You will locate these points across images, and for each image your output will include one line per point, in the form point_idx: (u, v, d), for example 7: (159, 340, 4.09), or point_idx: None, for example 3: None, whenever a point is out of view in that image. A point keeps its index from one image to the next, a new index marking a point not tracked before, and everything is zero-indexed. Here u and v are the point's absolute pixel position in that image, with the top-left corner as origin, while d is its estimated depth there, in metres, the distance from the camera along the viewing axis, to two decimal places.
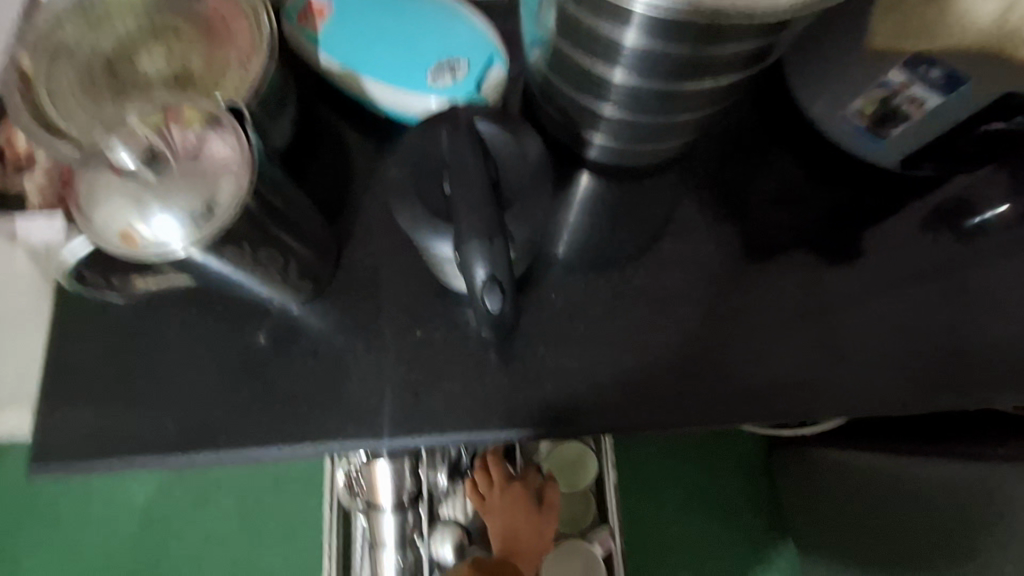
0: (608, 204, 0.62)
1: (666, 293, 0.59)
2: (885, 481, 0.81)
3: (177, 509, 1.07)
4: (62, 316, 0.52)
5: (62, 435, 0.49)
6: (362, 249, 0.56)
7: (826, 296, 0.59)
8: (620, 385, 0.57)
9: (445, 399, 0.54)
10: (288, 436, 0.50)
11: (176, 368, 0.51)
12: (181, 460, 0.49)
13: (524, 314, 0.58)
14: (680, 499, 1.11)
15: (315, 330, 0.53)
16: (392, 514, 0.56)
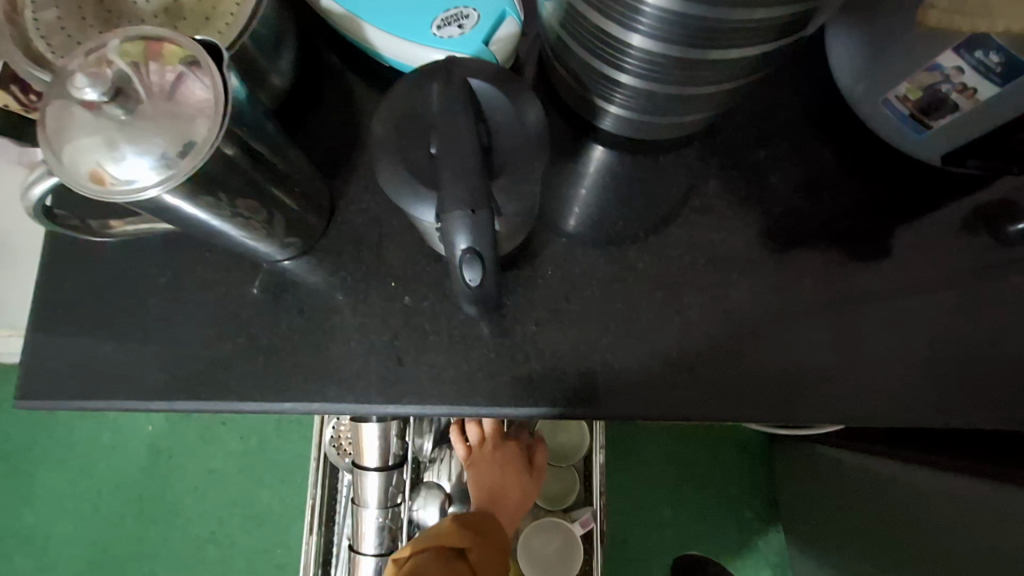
0: (619, 179, 0.59)
1: (674, 278, 0.56)
2: (903, 487, 0.83)
3: (182, 443, 1.34)
4: (60, 258, 0.54)
5: (61, 373, 0.52)
6: (356, 207, 0.55)
7: (844, 294, 0.56)
8: (615, 371, 0.53)
9: (428, 369, 0.53)
10: (273, 389, 0.52)
11: (169, 314, 0.53)
12: (171, 403, 0.52)
13: (517, 287, 0.55)
14: (674, 479, 1.26)
15: (305, 286, 0.54)
16: (375, 472, 0.66)
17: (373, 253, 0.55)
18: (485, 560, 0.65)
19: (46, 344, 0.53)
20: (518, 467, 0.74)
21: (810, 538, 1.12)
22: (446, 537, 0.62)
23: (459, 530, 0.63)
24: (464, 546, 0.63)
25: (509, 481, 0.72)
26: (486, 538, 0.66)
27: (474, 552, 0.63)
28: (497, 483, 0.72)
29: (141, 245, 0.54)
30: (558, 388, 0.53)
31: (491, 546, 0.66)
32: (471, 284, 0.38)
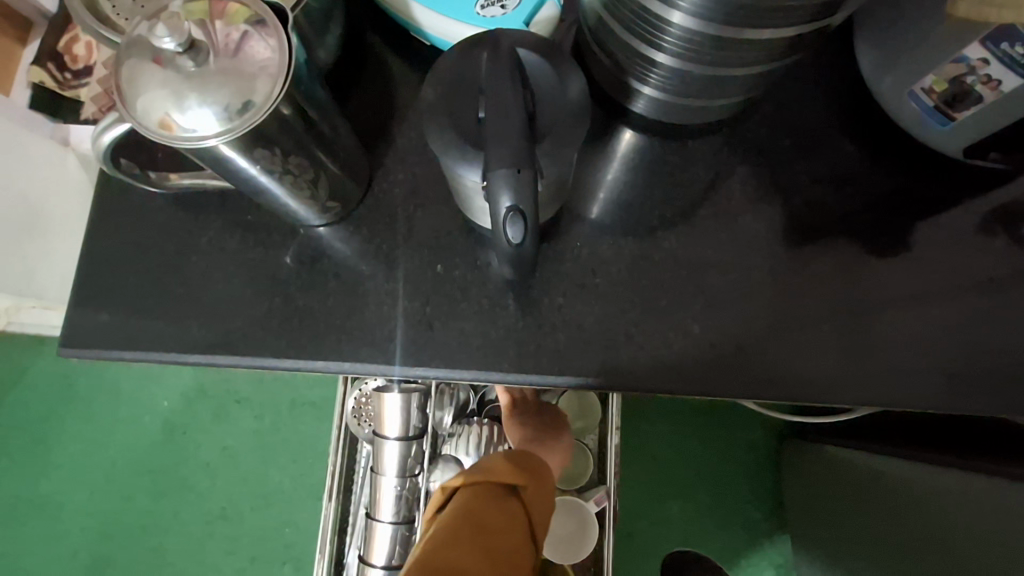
0: (647, 162, 0.61)
1: (697, 261, 0.58)
2: (918, 489, 0.84)
3: (197, 420, 1.36)
4: (106, 213, 0.56)
5: (102, 322, 0.54)
6: (393, 179, 0.58)
7: (862, 283, 0.58)
8: (637, 346, 0.55)
9: (456, 336, 0.54)
10: (306, 350, 0.54)
11: (208, 275, 0.55)
12: (207, 359, 0.54)
13: (544, 261, 0.57)
14: (682, 477, 1.27)
15: (340, 252, 0.56)
16: (396, 442, 0.68)
17: (406, 224, 0.57)
18: (538, 502, 0.66)
19: (88, 294, 0.55)
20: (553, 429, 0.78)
21: (815, 538, 1.12)
22: (500, 474, 0.64)
23: (512, 469, 0.65)
24: (517, 484, 0.64)
25: (546, 439, 0.76)
26: (538, 478, 0.67)
27: (527, 491, 0.64)
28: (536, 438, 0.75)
29: (183, 204, 0.57)
30: (581, 361, 0.54)
31: (543, 488, 0.66)
32: (513, 243, 0.40)
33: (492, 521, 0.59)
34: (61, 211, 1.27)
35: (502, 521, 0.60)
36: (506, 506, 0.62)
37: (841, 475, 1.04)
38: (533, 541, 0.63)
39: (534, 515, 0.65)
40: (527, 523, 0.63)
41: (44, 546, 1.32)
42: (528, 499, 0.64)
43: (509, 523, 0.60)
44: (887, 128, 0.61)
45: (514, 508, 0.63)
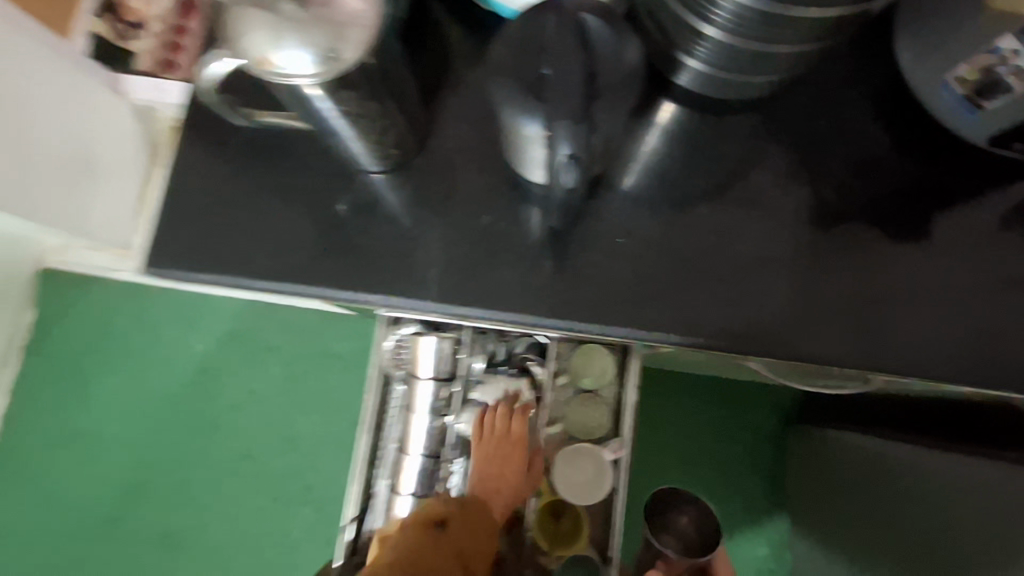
0: (687, 134, 0.64)
1: (727, 228, 0.62)
2: (921, 471, 0.87)
3: (230, 365, 1.43)
4: (184, 148, 0.61)
5: (180, 246, 0.59)
6: (447, 136, 0.62)
7: (881, 260, 0.62)
8: (664, 300, 0.60)
9: (498, 280, 0.59)
10: (362, 281, 0.59)
11: (275, 210, 0.60)
12: (272, 283, 0.59)
13: (584, 218, 0.61)
14: (687, 456, 1.33)
15: (396, 197, 0.61)
16: (430, 382, 0.73)
17: (458, 176, 0.61)
18: (468, 533, 0.69)
19: (165, 219, 0.60)
20: (512, 453, 0.74)
21: (814, 517, 1.17)
22: (423, 513, 0.69)
23: (436, 507, 0.69)
24: (440, 518, 0.68)
25: (500, 469, 0.73)
26: (467, 510, 0.70)
27: (451, 525, 0.68)
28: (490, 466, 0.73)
29: (255, 143, 0.62)
30: (612, 314, 0.59)
31: (473, 519, 0.70)
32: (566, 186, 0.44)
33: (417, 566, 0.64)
34: (112, 154, 1.36)
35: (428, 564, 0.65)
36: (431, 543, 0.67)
37: (847, 460, 1.06)
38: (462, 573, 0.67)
39: (464, 548, 0.68)
40: (456, 556, 0.67)
41: (83, 472, 1.40)
42: (455, 531, 0.68)
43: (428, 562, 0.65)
44: (918, 118, 0.64)
45: (439, 546, 0.66)
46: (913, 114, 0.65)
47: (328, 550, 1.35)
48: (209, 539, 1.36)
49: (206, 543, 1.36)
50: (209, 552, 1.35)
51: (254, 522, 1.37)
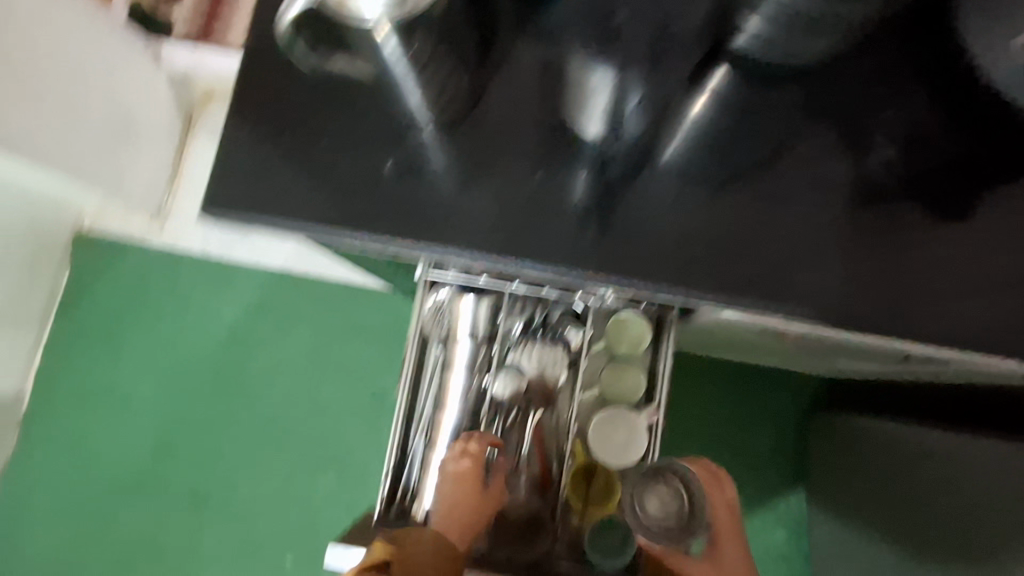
0: (733, 102, 0.65)
1: (768, 193, 0.64)
2: (942, 450, 0.89)
3: (258, 332, 1.46)
4: (245, 101, 0.64)
5: (238, 194, 0.62)
6: (500, 97, 0.65)
7: (917, 228, 0.64)
8: (704, 261, 0.62)
9: (545, 235, 0.61)
10: (415, 232, 0.61)
11: (333, 163, 0.63)
12: (329, 230, 0.61)
13: (627, 180, 0.63)
14: (704, 436, 1.35)
15: (450, 153, 0.63)
16: (469, 340, 0.77)
17: (509, 136, 0.64)
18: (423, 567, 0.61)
19: (226, 167, 0.62)
20: (467, 494, 0.74)
21: (834, 498, 1.19)
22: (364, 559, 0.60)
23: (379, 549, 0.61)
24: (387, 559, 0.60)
25: (454, 510, 0.73)
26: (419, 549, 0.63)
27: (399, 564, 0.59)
28: (446, 511, 0.73)
29: (312, 99, 0.64)
30: (656, 271, 0.61)
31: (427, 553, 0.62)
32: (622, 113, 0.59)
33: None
34: (148, 119, 1.39)
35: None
36: None
37: (869, 442, 1.07)
38: None
39: None
40: None
41: (114, 431, 1.43)
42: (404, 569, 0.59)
43: None
44: (957, 95, 0.67)
45: None
46: (953, 91, 0.67)
47: (349, 516, 1.38)
48: (236, 499, 1.40)
49: (233, 503, 1.40)
50: (236, 512, 1.39)
51: (279, 485, 1.40)
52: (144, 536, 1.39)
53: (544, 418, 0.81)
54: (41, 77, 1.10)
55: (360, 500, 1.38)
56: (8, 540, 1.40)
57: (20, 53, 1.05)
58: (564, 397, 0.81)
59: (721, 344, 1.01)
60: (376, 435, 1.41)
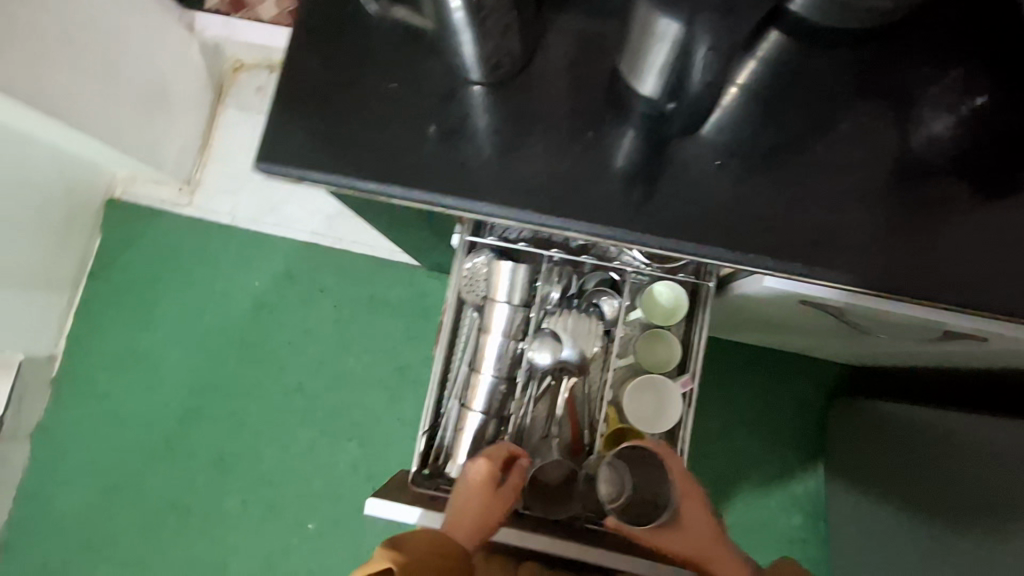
0: (777, 66, 0.67)
1: (809, 159, 0.65)
2: (964, 431, 0.89)
3: (284, 302, 1.48)
4: (299, 59, 0.66)
5: (290, 149, 0.63)
6: (549, 58, 0.65)
7: (960, 201, 0.63)
8: (744, 223, 0.62)
9: (590, 196, 0.62)
10: (461, 189, 0.61)
11: (381, 120, 0.63)
12: (377, 187, 0.62)
13: (674, 141, 0.64)
14: (721, 416, 1.37)
15: (495, 109, 0.64)
16: (506, 306, 0.77)
17: (556, 97, 0.64)
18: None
19: (280, 123, 0.64)
20: (478, 493, 0.68)
21: (855, 481, 1.19)
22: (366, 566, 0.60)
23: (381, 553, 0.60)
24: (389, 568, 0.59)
25: (463, 513, 0.67)
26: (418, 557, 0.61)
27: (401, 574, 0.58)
28: (454, 514, 0.67)
29: (365, 60, 0.65)
30: (704, 236, 0.61)
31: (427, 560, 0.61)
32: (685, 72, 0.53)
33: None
34: (182, 90, 1.41)
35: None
36: None
37: (895, 426, 1.08)
38: None
39: None
40: None
41: (143, 394, 1.46)
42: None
43: None
44: (1008, 74, 0.66)
45: None
46: (1005, 70, 0.66)
47: (369, 485, 1.40)
48: (259, 466, 1.42)
49: (257, 468, 1.42)
50: (260, 478, 1.42)
51: (302, 454, 1.42)
52: (170, 498, 1.42)
53: (577, 386, 0.82)
54: (81, 43, 1.11)
55: (380, 472, 1.40)
56: (38, 497, 1.44)
57: (65, 19, 1.06)
58: (597, 368, 0.82)
59: (750, 323, 1.00)
60: (397, 408, 1.42)
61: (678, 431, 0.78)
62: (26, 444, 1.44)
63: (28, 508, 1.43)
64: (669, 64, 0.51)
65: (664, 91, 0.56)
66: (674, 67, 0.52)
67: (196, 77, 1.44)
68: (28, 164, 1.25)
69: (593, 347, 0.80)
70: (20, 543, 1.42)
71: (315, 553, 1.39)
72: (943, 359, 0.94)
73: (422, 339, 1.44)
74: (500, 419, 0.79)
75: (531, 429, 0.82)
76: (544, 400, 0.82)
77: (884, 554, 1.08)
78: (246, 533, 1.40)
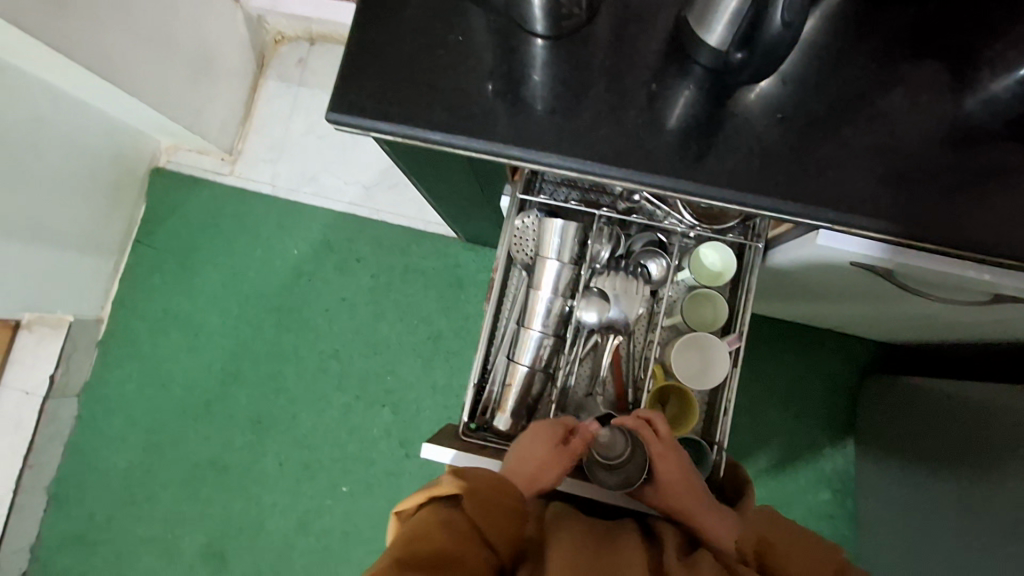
0: (835, 26, 0.69)
1: (867, 115, 0.65)
2: (1006, 399, 0.91)
3: (321, 271, 1.51)
4: (368, 13, 0.68)
5: (358, 99, 0.65)
6: (611, 15, 0.67)
7: (1017, 162, 0.64)
8: (799, 176, 0.63)
9: (649, 148, 0.63)
10: (524, 140, 0.63)
11: (448, 72, 0.65)
12: (443, 137, 0.63)
13: (732, 97, 0.65)
14: (751, 392, 1.38)
15: (558, 64, 0.66)
16: (556, 263, 0.78)
17: (618, 53, 0.66)
18: (486, 508, 0.65)
19: (349, 74, 0.66)
20: (540, 449, 0.71)
21: (888, 455, 1.19)
22: (432, 488, 0.66)
23: (449, 479, 0.66)
24: (457, 493, 0.65)
25: (525, 464, 0.70)
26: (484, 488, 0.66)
27: (468, 500, 0.64)
28: (515, 462, 0.71)
29: (431, 14, 0.68)
30: (762, 188, 0.63)
31: (491, 493, 0.66)
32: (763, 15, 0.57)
33: (424, 540, 0.61)
34: (227, 60, 1.44)
35: (446, 540, 0.62)
36: (449, 518, 0.64)
37: (927, 400, 1.09)
38: (484, 543, 0.64)
39: (482, 521, 0.65)
40: (473, 529, 0.64)
41: (185, 356, 1.51)
42: (470, 508, 0.64)
43: (449, 542, 0.62)
44: None
45: (457, 520, 0.64)
46: None
47: (402, 450, 1.44)
48: (296, 428, 1.46)
49: (294, 431, 1.46)
50: (296, 440, 1.46)
51: (337, 418, 1.46)
52: (210, 457, 1.47)
53: (622, 346, 0.83)
54: (140, 7, 1.13)
55: (413, 437, 1.44)
56: (85, 452, 1.49)
57: None
58: (642, 329, 0.85)
59: (791, 288, 1.00)
60: (431, 376, 1.45)
61: (724, 389, 0.80)
62: (74, 401, 1.49)
63: (75, 463, 1.49)
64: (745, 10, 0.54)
65: (736, 39, 0.60)
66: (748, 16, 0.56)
67: (239, 47, 1.47)
68: (83, 127, 1.29)
69: (638, 310, 0.81)
70: (68, 495, 1.48)
71: (349, 514, 1.43)
72: (987, 332, 0.93)
73: (456, 309, 1.47)
74: (547, 374, 0.81)
75: (576, 387, 0.85)
76: (588, 360, 0.85)
77: (918, 526, 1.08)
78: (282, 493, 1.45)
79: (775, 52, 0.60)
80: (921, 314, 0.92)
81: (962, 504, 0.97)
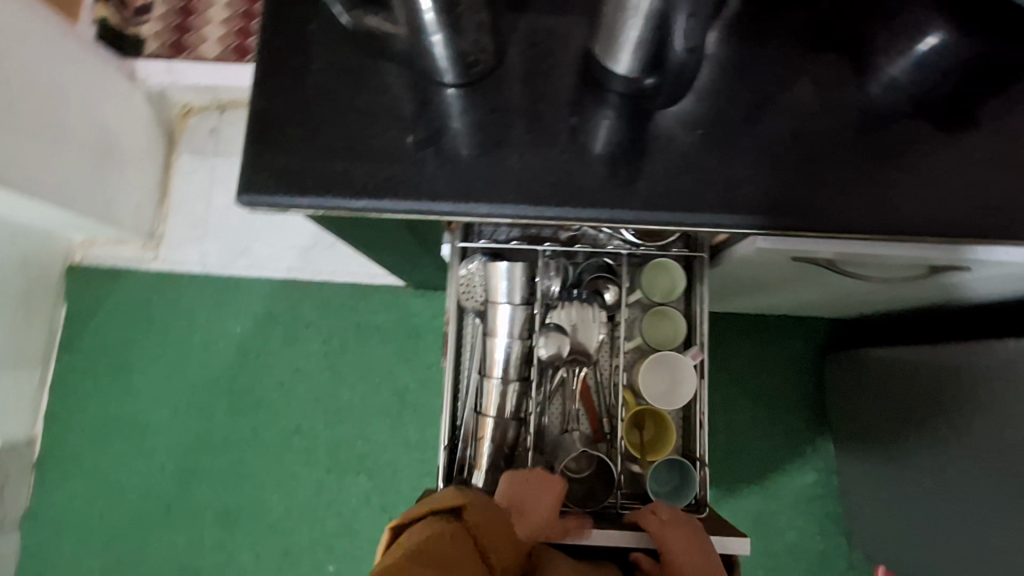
0: (736, 35, 0.70)
1: (779, 116, 0.66)
2: (958, 355, 0.93)
3: (267, 343, 1.44)
4: (267, 88, 0.65)
5: (272, 177, 0.62)
6: (518, 53, 0.67)
7: (922, 137, 0.66)
8: (725, 185, 0.63)
9: (578, 182, 0.62)
10: (450, 193, 0.61)
11: (361, 136, 0.63)
12: (365, 203, 0.61)
13: (651, 118, 0.65)
14: (723, 392, 1.38)
15: (474, 110, 0.64)
16: (508, 306, 0.77)
17: (531, 91, 0.65)
18: (488, 523, 0.62)
19: (258, 152, 0.62)
20: (548, 492, 0.69)
21: (860, 427, 1.21)
22: (438, 501, 0.63)
23: (453, 494, 0.64)
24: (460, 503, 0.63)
25: (527, 506, 0.68)
26: (489, 506, 0.65)
27: (471, 510, 0.62)
28: (517, 502, 0.68)
29: (336, 78, 0.65)
30: (694, 202, 0.62)
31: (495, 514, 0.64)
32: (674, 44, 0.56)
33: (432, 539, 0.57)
34: (131, 144, 1.37)
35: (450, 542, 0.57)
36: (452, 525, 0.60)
37: (884, 368, 1.11)
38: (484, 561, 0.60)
39: (485, 535, 0.61)
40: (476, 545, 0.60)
41: (134, 461, 1.40)
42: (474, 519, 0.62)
43: (454, 544, 0.58)
44: None
45: (460, 529, 0.60)
46: None
47: (384, 515, 1.37)
48: (268, 514, 1.38)
49: (264, 517, 1.38)
50: (270, 527, 1.37)
51: (310, 495, 1.38)
52: (177, 564, 1.36)
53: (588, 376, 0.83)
54: (22, 104, 1.06)
55: (394, 499, 1.37)
56: None
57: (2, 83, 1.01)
58: (606, 354, 0.84)
59: (741, 286, 1.01)
60: (402, 432, 1.40)
61: (697, 404, 0.79)
62: (15, 534, 1.36)
63: None
64: (649, 34, 0.55)
65: (644, 66, 0.60)
66: (652, 40, 0.56)
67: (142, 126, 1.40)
68: None
69: (595, 337, 0.80)
70: None
71: None
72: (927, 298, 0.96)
73: (416, 359, 1.42)
74: (519, 420, 0.78)
75: (550, 426, 0.83)
76: (558, 396, 0.83)
77: (901, 492, 1.10)
78: None
79: (684, 70, 0.61)
80: (866, 291, 0.95)
81: (937, 464, 0.99)
